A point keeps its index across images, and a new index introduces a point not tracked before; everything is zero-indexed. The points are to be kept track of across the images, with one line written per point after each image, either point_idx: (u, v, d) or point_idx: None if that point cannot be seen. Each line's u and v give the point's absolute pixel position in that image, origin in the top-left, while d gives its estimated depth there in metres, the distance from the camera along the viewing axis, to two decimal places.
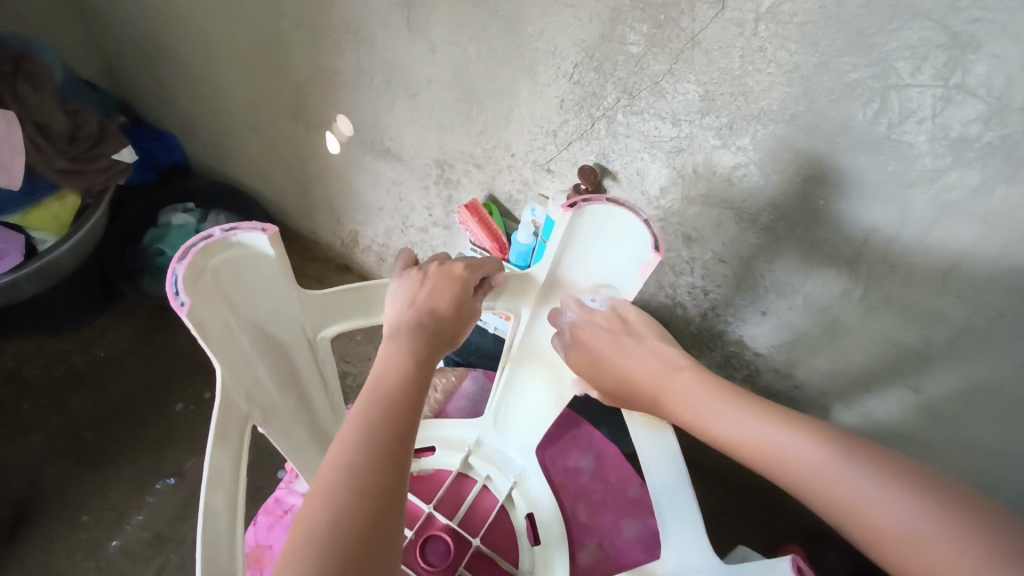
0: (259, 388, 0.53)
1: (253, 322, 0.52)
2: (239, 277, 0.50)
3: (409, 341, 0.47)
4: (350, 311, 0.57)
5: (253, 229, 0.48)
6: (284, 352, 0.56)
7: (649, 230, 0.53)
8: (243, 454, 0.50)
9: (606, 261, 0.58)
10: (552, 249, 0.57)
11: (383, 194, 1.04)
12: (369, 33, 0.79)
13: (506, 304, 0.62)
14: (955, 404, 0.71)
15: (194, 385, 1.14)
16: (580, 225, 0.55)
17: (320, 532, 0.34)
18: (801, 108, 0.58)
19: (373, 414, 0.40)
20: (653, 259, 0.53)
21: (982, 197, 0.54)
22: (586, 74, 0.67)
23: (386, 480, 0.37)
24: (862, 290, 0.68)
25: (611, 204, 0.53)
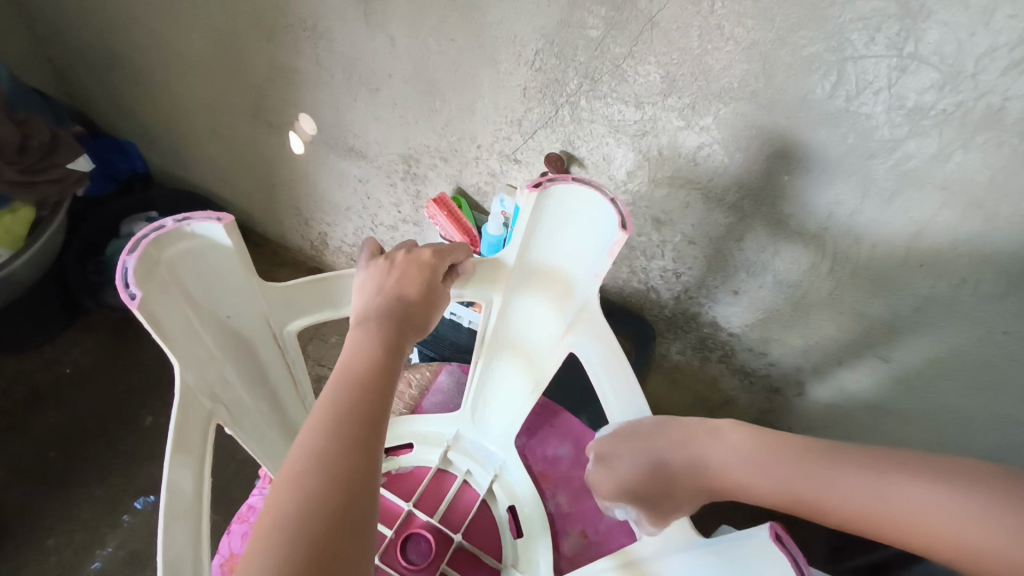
0: (224, 389, 0.53)
1: (213, 315, 0.51)
2: (196, 267, 0.48)
3: (378, 328, 0.45)
4: (314, 307, 0.56)
5: (208, 218, 0.47)
6: (248, 350, 0.55)
7: (615, 208, 0.52)
8: (207, 466, 0.50)
9: (574, 243, 0.57)
10: (519, 232, 0.56)
11: (350, 194, 1.03)
12: (327, 29, 0.78)
13: (476, 291, 0.60)
14: (925, 371, 0.72)
15: (164, 398, 1.13)
16: (546, 208, 0.54)
17: (286, 524, 0.32)
18: (761, 84, 0.58)
19: (342, 397, 0.38)
20: (620, 238, 0.52)
21: (940, 163, 0.55)
22: (547, 60, 0.66)
23: (354, 467, 0.35)
24: (828, 264, 0.69)
25: (576, 183, 0.52)
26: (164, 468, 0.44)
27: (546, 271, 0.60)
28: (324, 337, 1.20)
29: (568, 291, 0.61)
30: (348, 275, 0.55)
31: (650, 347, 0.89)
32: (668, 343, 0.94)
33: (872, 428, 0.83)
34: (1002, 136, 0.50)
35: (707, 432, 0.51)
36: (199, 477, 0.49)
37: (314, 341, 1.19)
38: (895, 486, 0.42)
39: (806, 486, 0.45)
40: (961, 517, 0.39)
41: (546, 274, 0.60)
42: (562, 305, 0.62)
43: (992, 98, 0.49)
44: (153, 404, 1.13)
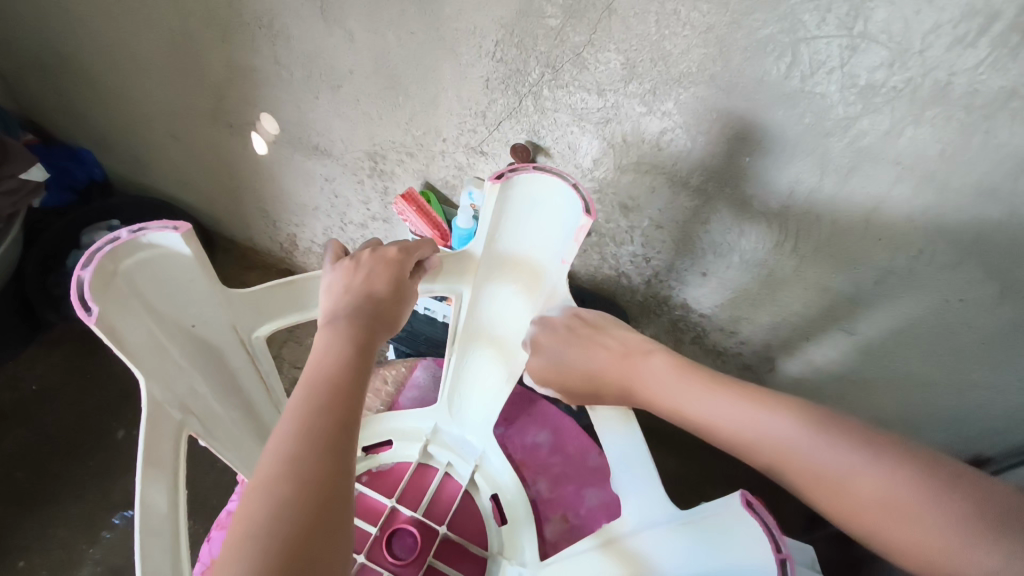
0: (195, 398, 0.52)
1: (177, 325, 0.50)
2: (156, 277, 0.48)
3: (347, 327, 0.44)
4: (281, 308, 0.55)
5: (165, 227, 0.46)
6: (216, 356, 0.54)
7: (579, 194, 0.52)
8: (183, 476, 0.49)
9: (539, 232, 0.57)
10: (485, 222, 0.56)
11: (318, 193, 1.02)
12: (283, 26, 0.76)
13: (446, 285, 0.60)
14: (888, 343, 0.75)
15: (136, 409, 1.11)
16: (509, 198, 0.55)
17: (262, 530, 0.32)
18: (719, 67, 0.59)
19: (313, 399, 0.38)
20: (586, 222, 0.52)
21: (893, 139, 0.56)
22: (508, 51, 0.66)
23: (328, 468, 0.35)
24: (792, 242, 0.70)
25: (538, 171, 0.53)
26: (137, 483, 0.44)
27: (514, 262, 0.60)
28: (299, 340, 1.19)
29: (537, 279, 0.61)
30: (315, 276, 0.54)
31: (625, 333, 0.90)
32: (642, 327, 0.95)
33: (843, 399, 0.86)
34: (950, 110, 0.52)
35: (641, 351, 0.53)
36: (176, 488, 0.48)
37: (288, 343, 1.18)
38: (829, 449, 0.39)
39: (744, 416, 0.44)
40: (900, 488, 0.35)
41: (513, 264, 0.61)
42: (531, 295, 0.62)
43: (938, 73, 0.51)
44: (125, 416, 1.10)
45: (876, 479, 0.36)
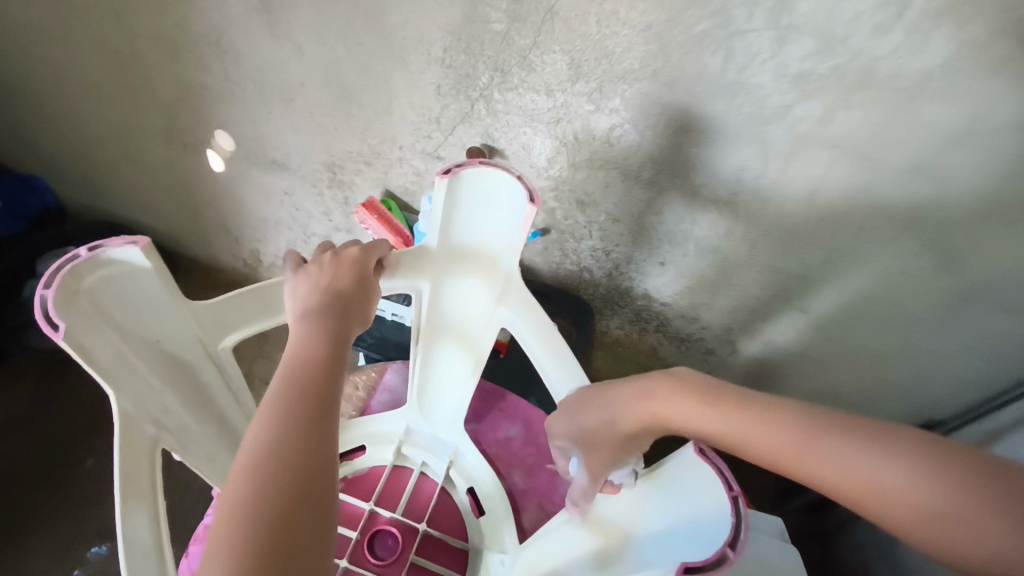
0: (168, 414, 0.52)
1: (142, 340, 0.51)
2: (116, 293, 0.48)
3: (316, 324, 0.45)
4: (243, 319, 0.54)
5: (124, 243, 0.47)
6: (186, 371, 0.54)
7: (524, 184, 0.54)
8: (160, 490, 0.49)
9: (491, 224, 0.58)
10: (438, 218, 0.57)
11: (278, 207, 1.02)
12: (231, 42, 0.76)
13: (405, 282, 0.60)
14: (839, 318, 0.78)
15: (105, 436, 1.09)
16: (459, 194, 0.56)
17: (242, 520, 0.32)
18: (660, 63, 0.61)
19: (282, 388, 0.38)
20: (531, 211, 0.55)
21: (827, 124, 0.60)
22: (457, 57, 0.68)
23: (312, 451, 0.36)
24: (742, 227, 0.73)
25: (485, 165, 0.54)
26: (116, 504, 0.43)
27: (470, 256, 0.61)
28: (269, 355, 1.18)
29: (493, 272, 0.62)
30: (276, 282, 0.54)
31: (590, 326, 0.92)
32: (607, 319, 0.97)
33: (802, 375, 0.90)
34: (876, 93, 0.56)
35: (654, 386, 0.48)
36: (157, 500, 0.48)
37: (258, 360, 1.17)
38: (857, 455, 0.36)
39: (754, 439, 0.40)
40: (915, 490, 0.34)
41: (470, 259, 0.62)
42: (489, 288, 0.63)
43: (862, 59, 0.54)
44: (95, 444, 1.08)
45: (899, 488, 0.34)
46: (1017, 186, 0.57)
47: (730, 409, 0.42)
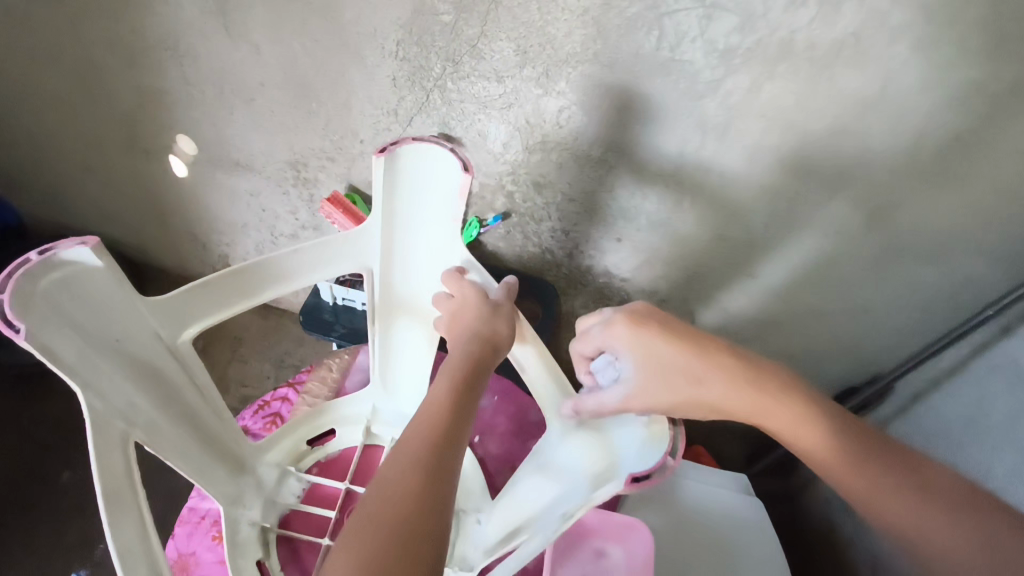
0: (137, 409, 0.51)
1: (106, 342, 0.49)
2: (74, 296, 0.46)
3: (449, 373, 0.51)
4: (205, 309, 0.56)
5: (73, 244, 0.45)
6: (151, 368, 0.53)
7: (456, 155, 0.59)
8: (140, 488, 0.50)
9: (432, 199, 0.62)
10: (380, 198, 0.60)
11: (244, 209, 1.03)
12: (189, 46, 0.78)
13: (353, 260, 0.63)
14: (785, 282, 0.83)
15: (80, 446, 1.09)
16: (398, 171, 0.60)
17: (383, 532, 0.37)
18: (600, 46, 0.65)
19: (417, 434, 0.44)
20: (466, 179, 0.59)
21: (755, 95, 0.64)
22: (410, 49, 0.71)
23: (428, 479, 0.40)
24: (689, 200, 0.78)
25: (418, 141, 0.59)
26: (103, 520, 0.45)
27: (418, 231, 0.64)
28: (243, 358, 1.19)
29: (438, 248, 0.66)
30: (233, 271, 0.55)
31: (555, 305, 0.96)
32: (572, 299, 1.01)
33: (757, 339, 0.95)
34: (796, 64, 0.61)
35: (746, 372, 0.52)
36: (133, 486, 0.49)
37: (233, 363, 1.18)
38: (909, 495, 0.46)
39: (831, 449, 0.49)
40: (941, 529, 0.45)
41: (417, 234, 0.64)
42: (442, 259, 0.66)
43: (780, 33, 0.59)
44: (71, 457, 1.08)
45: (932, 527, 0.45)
46: (928, 143, 0.63)
47: (810, 419, 0.50)
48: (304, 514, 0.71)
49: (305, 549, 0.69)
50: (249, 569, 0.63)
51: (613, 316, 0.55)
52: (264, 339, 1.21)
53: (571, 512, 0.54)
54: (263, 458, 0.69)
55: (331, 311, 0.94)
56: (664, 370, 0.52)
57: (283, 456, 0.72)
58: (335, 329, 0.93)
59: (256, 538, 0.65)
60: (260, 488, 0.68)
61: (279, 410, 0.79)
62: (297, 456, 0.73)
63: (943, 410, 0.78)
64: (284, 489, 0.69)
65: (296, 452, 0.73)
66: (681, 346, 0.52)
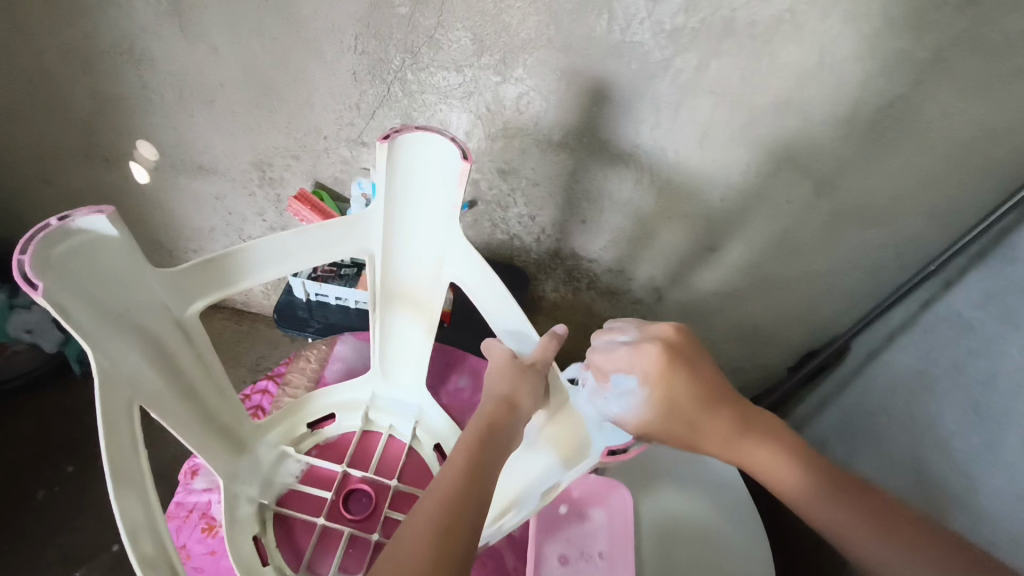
0: (142, 379, 0.51)
1: (115, 311, 0.48)
2: (90, 263, 0.45)
3: (475, 429, 0.52)
4: (209, 285, 0.56)
5: (91, 212, 0.43)
6: (156, 340, 0.53)
7: (456, 145, 0.54)
8: (147, 474, 0.48)
9: (430, 188, 0.59)
10: (382, 190, 0.58)
11: (210, 213, 1.04)
12: (145, 49, 0.78)
13: (352, 248, 0.62)
14: (744, 254, 0.87)
15: (52, 464, 1.07)
16: (397, 159, 0.56)
17: None
18: (553, 31, 0.68)
19: (441, 486, 0.46)
20: (465, 168, 0.54)
21: (703, 71, 0.68)
22: (368, 43, 0.73)
23: (444, 537, 0.42)
24: (649, 177, 0.81)
25: (420, 130, 0.54)
26: (110, 497, 0.43)
27: (421, 219, 0.62)
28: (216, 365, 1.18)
29: (434, 237, 0.64)
30: (234, 252, 0.54)
31: (525, 289, 0.99)
32: (542, 283, 1.04)
33: (721, 312, 0.98)
34: (739, 41, 0.64)
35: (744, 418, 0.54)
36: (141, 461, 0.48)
37: None
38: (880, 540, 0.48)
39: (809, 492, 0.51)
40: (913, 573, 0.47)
41: (417, 222, 0.62)
42: (439, 247, 0.64)
43: (723, 11, 0.62)
44: (45, 476, 1.06)
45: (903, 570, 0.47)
46: (865, 111, 0.67)
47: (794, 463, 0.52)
48: (300, 494, 0.71)
49: (299, 528, 0.69)
50: (245, 546, 0.64)
51: (639, 342, 0.55)
52: (238, 344, 1.21)
53: (555, 483, 0.57)
54: (263, 438, 0.71)
55: (305, 308, 0.95)
56: (681, 407, 0.53)
57: (279, 438, 0.73)
58: (311, 324, 0.94)
59: (254, 516, 0.67)
60: (256, 467, 0.70)
61: (260, 402, 0.80)
62: (296, 438, 0.74)
63: (897, 364, 0.83)
64: (282, 469, 0.71)
65: (293, 434, 0.75)
66: (701, 384, 0.54)
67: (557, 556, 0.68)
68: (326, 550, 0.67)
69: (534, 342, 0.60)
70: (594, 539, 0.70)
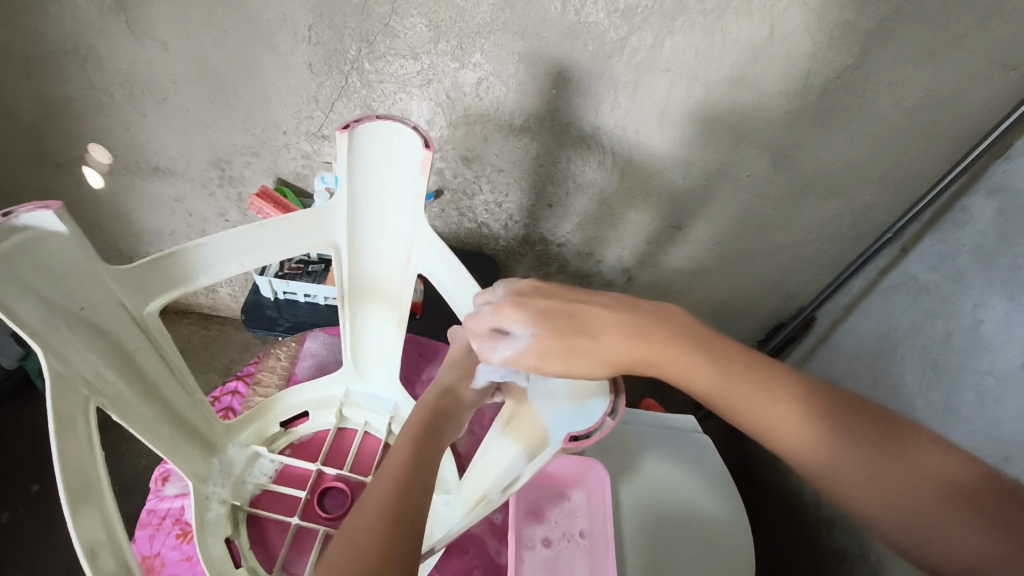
0: (100, 383, 0.50)
1: (66, 309, 0.47)
2: (35, 262, 0.43)
3: (416, 418, 0.53)
4: (166, 280, 0.54)
5: (35, 208, 0.42)
6: (114, 340, 0.52)
7: (418, 134, 0.54)
8: (106, 482, 0.47)
9: (394, 179, 0.58)
10: (345, 182, 0.57)
11: (171, 216, 1.02)
12: (91, 48, 0.76)
13: (318, 245, 0.61)
14: (707, 231, 0.89)
15: (17, 482, 1.04)
16: (359, 150, 0.55)
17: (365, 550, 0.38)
18: (508, 15, 0.68)
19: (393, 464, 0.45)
20: (428, 156, 0.54)
21: (659, 50, 0.69)
22: (323, 33, 0.72)
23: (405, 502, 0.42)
24: (612, 158, 0.82)
25: (380, 120, 0.53)
26: (64, 504, 0.42)
27: (386, 209, 0.61)
28: None
29: (400, 229, 0.63)
30: (190, 247, 0.53)
31: (496, 276, 0.99)
32: (513, 270, 1.05)
33: (689, 290, 1.00)
34: (692, 18, 0.65)
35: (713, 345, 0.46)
36: (98, 467, 0.47)
37: None
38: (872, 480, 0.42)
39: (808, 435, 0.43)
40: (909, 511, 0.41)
41: (382, 215, 0.62)
42: (405, 239, 0.64)
43: None
44: (10, 498, 1.03)
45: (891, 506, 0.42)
46: (816, 83, 0.68)
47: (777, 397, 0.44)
48: (275, 494, 0.70)
49: (273, 530, 0.68)
50: (218, 546, 0.63)
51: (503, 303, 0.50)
52: (207, 348, 1.19)
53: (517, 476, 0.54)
54: (234, 439, 0.71)
55: (273, 306, 0.94)
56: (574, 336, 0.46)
57: (251, 438, 0.72)
58: (280, 322, 0.94)
59: (227, 517, 0.66)
60: (230, 468, 0.69)
61: (230, 403, 0.78)
62: (268, 438, 0.73)
63: (858, 330, 0.85)
64: (255, 469, 0.70)
65: (266, 435, 0.74)
66: (588, 314, 0.47)
67: (541, 540, 0.69)
68: (302, 551, 0.67)
69: None
70: (575, 518, 0.71)
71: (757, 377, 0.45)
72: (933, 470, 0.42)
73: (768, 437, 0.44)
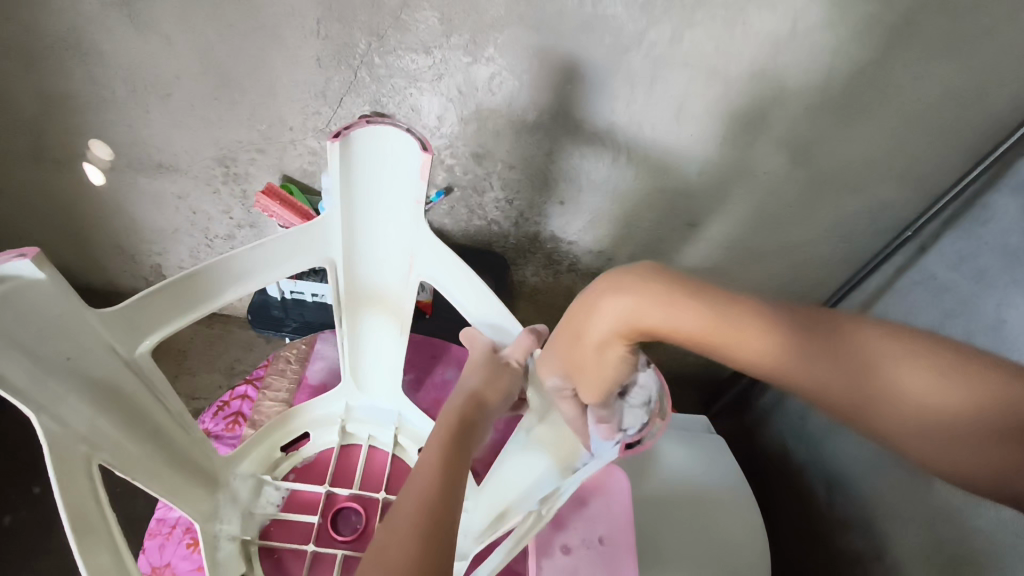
0: (95, 427, 0.49)
1: (55, 364, 0.45)
2: (20, 313, 0.41)
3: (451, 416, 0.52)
4: (167, 313, 0.53)
5: (10, 257, 0.40)
6: (107, 387, 0.50)
7: (412, 135, 0.53)
8: (110, 518, 0.47)
9: (391, 185, 0.57)
10: (339, 192, 0.56)
11: (174, 214, 1.00)
12: (92, 42, 0.74)
13: (312, 258, 0.60)
14: (722, 229, 0.87)
15: (18, 485, 1.02)
16: (354, 156, 0.54)
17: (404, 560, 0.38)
18: (524, 8, 0.66)
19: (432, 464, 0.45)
20: (425, 159, 0.53)
21: (678, 44, 0.67)
22: (332, 27, 0.70)
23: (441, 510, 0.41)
24: (626, 156, 0.80)
25: (373, 124, 0.52)
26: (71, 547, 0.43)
27: (384, 218, 0.60)
28: (189, 371, 1.15)
29: (398, 238, 0.62)
30: (191, 275, 0.51)
31: (507, 275, 0.98)
32: (523, 269, 1.03)
33: None
34: (712, 10, 0.63)
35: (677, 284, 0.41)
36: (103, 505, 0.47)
37: (180, 377, 1.14)
38: (875, 409, 0.34)
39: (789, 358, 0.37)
40: (928, 432, 0.33)
41: (380, 224, 0.61)
42: (404, 248, 0.62)
43: None
44: (11, 500, 1.01)
45: (906, 432, 0.34)
46: (839, 78, 0.66)
47: (740, 323, 0.38)
48: (286, 522, 0.69)
49: (290, 558, 0.68)
50: None
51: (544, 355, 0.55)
52: (210, 348, 1.17)
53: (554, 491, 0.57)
54: (235, 469, 0.68)
55: (280, 307, 0.93)
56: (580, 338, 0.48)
57: (254, 466, 0.71)
58: (287, 323, 0.92)
59: (238, 553, 0.65)
60: (236, 501, 0.67)
61: (240, 407, 0.77)
62: (272, 463, 0.72)
63: None
64: (262, 499, 0.69)
65: (270, 460, 0.72)
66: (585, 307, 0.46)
67: (560, 546, 0.67)
68: None
69: (515, 335, 0.61)
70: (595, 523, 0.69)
71: (720, 308, 0.39)
72: (919, 392, 0.33)
73: (741, 362, 0.39)
